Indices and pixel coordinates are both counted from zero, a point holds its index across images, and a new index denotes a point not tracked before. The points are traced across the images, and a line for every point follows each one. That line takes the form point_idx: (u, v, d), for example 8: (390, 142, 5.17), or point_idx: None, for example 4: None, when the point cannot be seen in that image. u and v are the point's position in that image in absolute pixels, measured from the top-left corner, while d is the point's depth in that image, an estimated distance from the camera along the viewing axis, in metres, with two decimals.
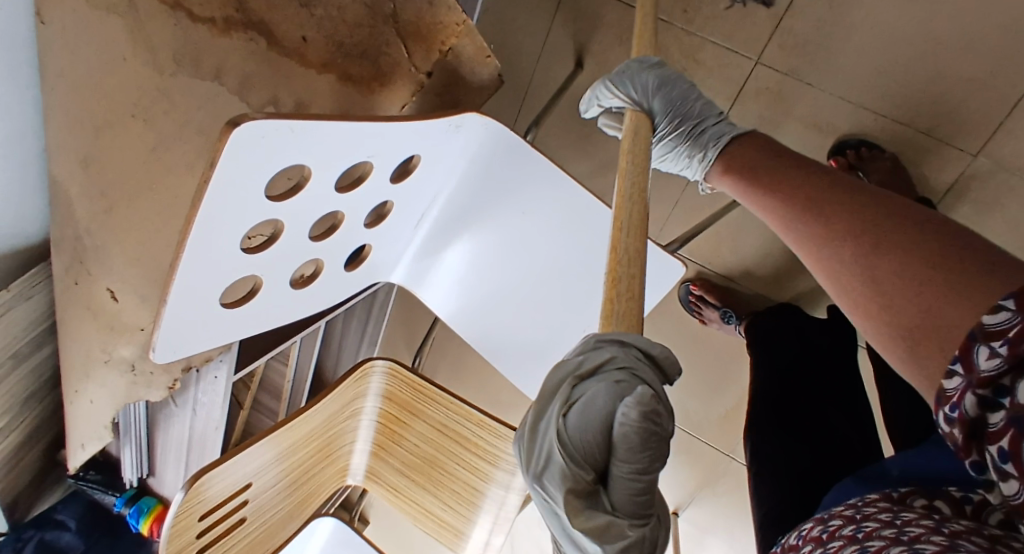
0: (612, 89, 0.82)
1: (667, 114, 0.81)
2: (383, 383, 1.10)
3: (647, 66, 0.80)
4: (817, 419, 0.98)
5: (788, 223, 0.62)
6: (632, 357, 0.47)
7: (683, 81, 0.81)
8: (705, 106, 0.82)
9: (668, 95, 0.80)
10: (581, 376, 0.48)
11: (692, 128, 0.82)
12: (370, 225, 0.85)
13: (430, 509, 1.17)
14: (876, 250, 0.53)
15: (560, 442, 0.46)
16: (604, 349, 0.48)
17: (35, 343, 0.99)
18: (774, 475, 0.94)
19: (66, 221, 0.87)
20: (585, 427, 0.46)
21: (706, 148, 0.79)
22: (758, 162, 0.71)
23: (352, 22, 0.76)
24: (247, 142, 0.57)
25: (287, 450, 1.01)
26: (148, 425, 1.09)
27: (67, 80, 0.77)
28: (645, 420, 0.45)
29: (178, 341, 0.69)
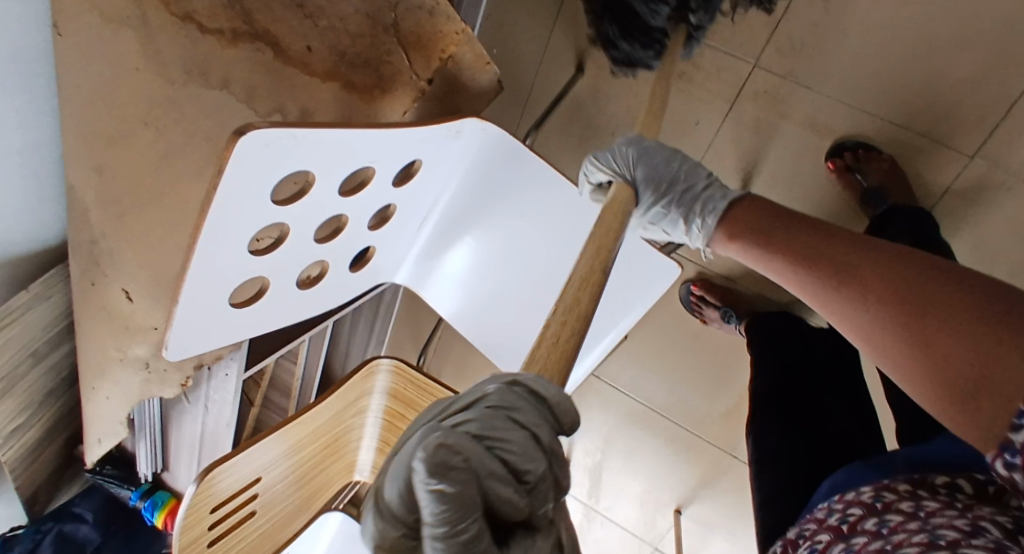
0: (596, 166, 0.84)
1: (653, 185, 0.83)
2: (389, 381, 1.13)
3: (626, 144, 0.84)
4: (819, 416, 0.99)
5: (810, 287, 0.61)
6: (501, 398, 0.42)
7: (662, 151, 0.84)
8: (690, 171, 0.84)
9: (651, 167, 0.83)
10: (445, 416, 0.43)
11: (682, 194, 0.82)
12: (373, 228, 0.88)
13: None
14: (913, 306, 0.51)
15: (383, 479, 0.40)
16: (480, 388, 0.44)
17: (54, 342, 1.03)
18: (776, 469, 0.94)
19: (83, 225, 0.90)
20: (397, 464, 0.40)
21: (705, 214, 0.79)
22: (768, 221, 0.70)
23: (355, 33, 0.78)
24: (252, 150, 0.60)
25: (296, 446, 1.04)
26: (162, 422, 1.12)
27: (84, 90, 0.80)
28: (461, 442, 0.38)
29: (189, 340, 0.72)
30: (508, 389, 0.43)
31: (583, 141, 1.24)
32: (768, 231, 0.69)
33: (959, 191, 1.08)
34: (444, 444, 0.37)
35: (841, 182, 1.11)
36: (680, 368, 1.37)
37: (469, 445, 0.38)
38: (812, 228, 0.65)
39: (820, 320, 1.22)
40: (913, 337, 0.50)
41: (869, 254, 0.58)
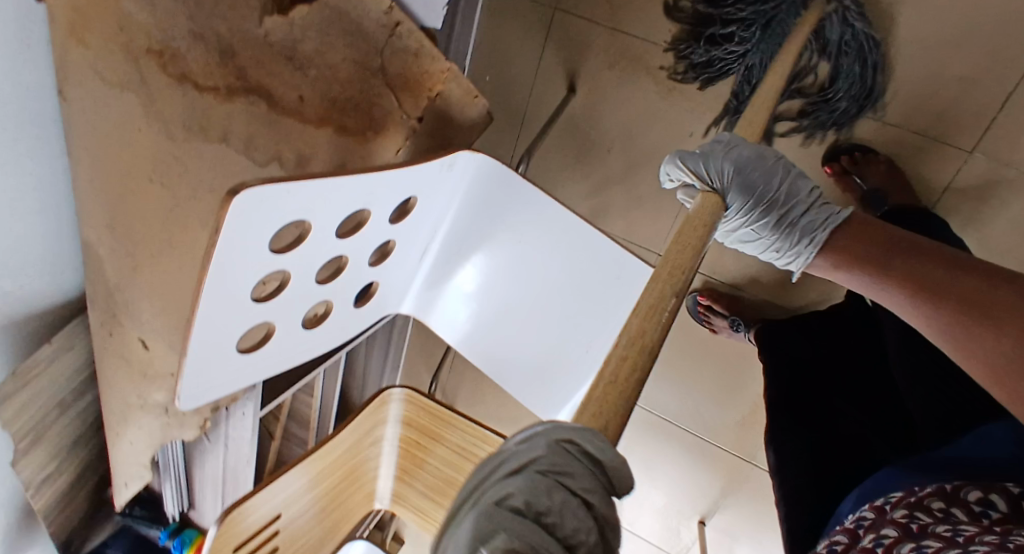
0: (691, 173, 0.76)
1: (753, 201, 0.78)
2: (402, 409, 1.15)
3: (729, 153, 0.75)
4: (836, 422, 0.97)
5: (932, 322, 0.61)
6: (547, 461, 0.41)
7: (767, 164, 0.78)
8: (793, 188, 0.79)
9: (753, 181, 0.76)
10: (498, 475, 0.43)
11: (780, 214, 0.78)
12: (375, 263, 0.90)
13: None
14: None
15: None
16: (533, 446, 0.42)
17: (78, 391, 1.06)
18: (801, 485, 0.90)
19: (98, 277, 0.94)
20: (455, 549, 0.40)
21: (803, 242, 0.77)
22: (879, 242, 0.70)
23: (344, 79, 0.81)
24: (247, 206, 0.63)
25: (314, 480, 1.06)
26: (185, 462, 1.15)
27: (93, 150, 0.84)
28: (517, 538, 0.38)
29: (200, 386, 0.74)
30: (557, 449, 0.41)
31: (581, 160, 1.25)
32: (880, 256, 0.68)
33: (962, 188, 1.07)
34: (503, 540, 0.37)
35: (836, 184, 1.13)
36: (693, 377, 1.36)
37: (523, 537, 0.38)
38: (925, 252, 0.65)
39: None
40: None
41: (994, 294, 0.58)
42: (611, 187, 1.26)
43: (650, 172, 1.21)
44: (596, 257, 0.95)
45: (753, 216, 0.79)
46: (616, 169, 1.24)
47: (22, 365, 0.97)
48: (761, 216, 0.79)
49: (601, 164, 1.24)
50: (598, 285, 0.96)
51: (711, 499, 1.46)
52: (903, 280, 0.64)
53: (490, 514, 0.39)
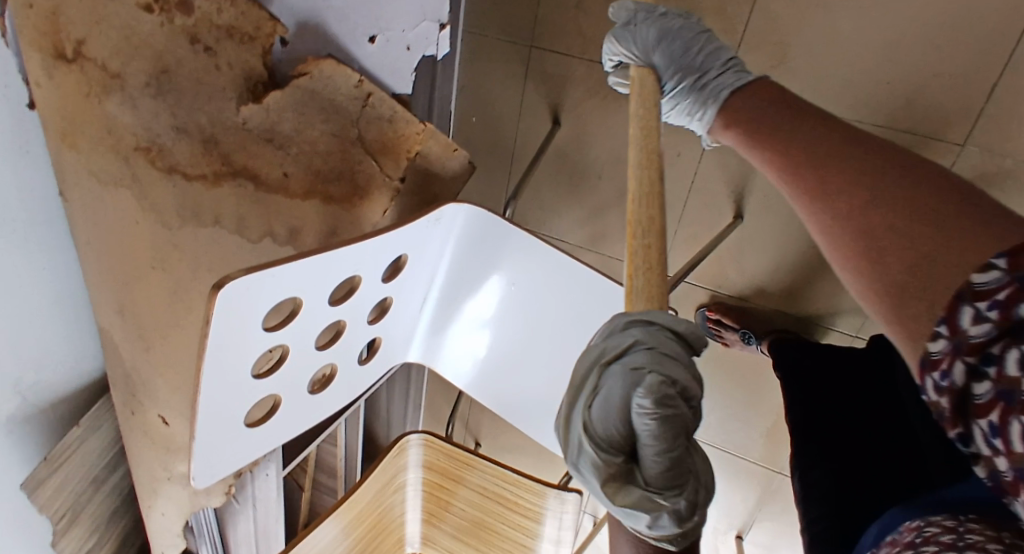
0: (617, 45, 0.85)
1: (670, 65, 0.84)
2: (422, 454, 1.16)
3: (648, 23, 0.84)
4: (857, 441, 0.94)
5: (786, 176, 0.68)
6: (652, 342, 0.53)
7: (685, 33, 0.85)
8: (710, 53, 0.84)
9: (673, 47, 0.84)
10: (609, 360, 0.54)
11: (695, 78, 0.84)
12: (374, 320, 0.92)
13: None
14: (870, 204, 0.59)
15: (587, 432, 0.51)
16: (630, 334, 0.54)
17: (110, 467, 1.11)
18: (823, 515, 0.88)
19: (115, 360, 0.98)
20: (602, 415, 0.51)
21: (708, 101, 0.82)
22: (764, 112, 0.75)
23: (325, 151, 0.84)
24: (235, 295, 0.65)
25: (343, 534, 1.08)
26: (218, 524, 1.18)
27: (97, 244, 0.88)
28: (659, 397, 0.50)
29: (211, 464, 0.77)
30: (651, 331, 0.54)
31: (574, 190, 1.26)
32: (760, 121, 0.74)
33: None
34: (657, 391, 0.51)
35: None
36: (711, 392, 1.36)
37: (666, 392, 0.51)
38: (798, 112, 0.71)
39: (844, 326, 1.19)
40: (860, 231, 0.59)
41: (846, 153, 0.64)
42: (607, 212, 1.26)
43: None
44: (591, 292, 0.96)
45: (676, 85, 0.85)
46: (609, 194, 1.25)
47: (54, 450, 1.02)
48: (682, 82, 0.84)
49: (595, 191, 1.25)
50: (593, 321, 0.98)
51: (744, 511, 1.45)
52: (769, 142, 0.71)
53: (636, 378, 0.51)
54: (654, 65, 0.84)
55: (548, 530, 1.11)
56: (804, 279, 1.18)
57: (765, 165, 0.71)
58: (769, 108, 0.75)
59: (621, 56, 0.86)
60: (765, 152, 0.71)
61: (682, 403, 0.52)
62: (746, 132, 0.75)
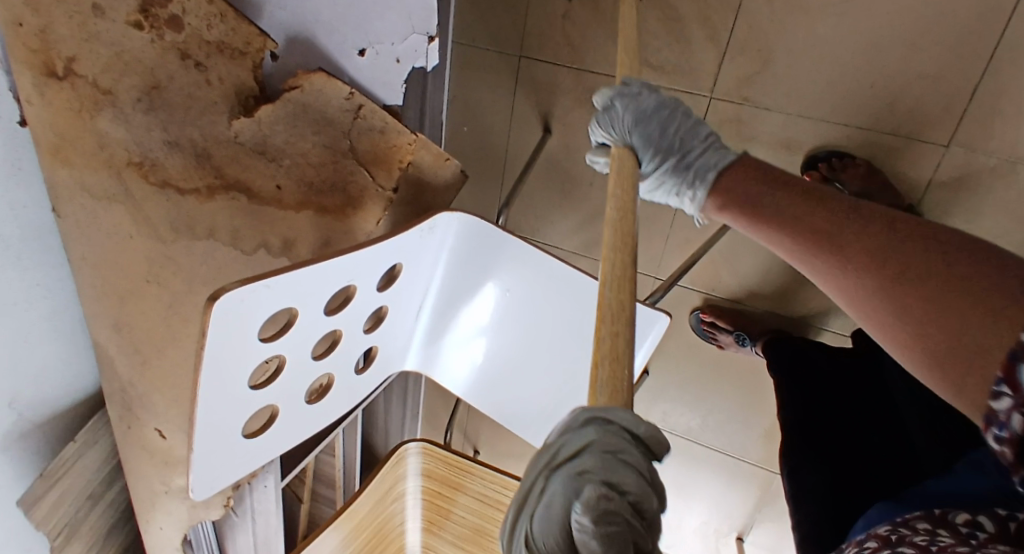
0: (598, 127, 0.83)
1: (650, 146, 0.81)
2: (421, 463, 1.16)
3: (623, 98, 0.79)
4: (850, 441, 0.95)
5: (801, 254, 0.65)
6: (607, 447, 0.45)
7: (663, 111, 0.80)
8: (688, 131, 0.81)
9: (651, 128, 0.80)
10: (556, 462, 0.46)
11: (676, 158, 0.80)
12: (370, 329, 0.92)
13: None
14: (897, 279, 0.57)
15: (527, 545, 0.45)
16: (584, 432, 0.46)
17: (107, 482, 1.11)
18: (818, 519, 0.88)
19: (112, 376, 0.98)
20: (542, 528, 0.44)
21: (693, 184, 0.78)
22: (754, 187, 0.72)
23: (317, 163, 0.85)
24: (231, 307, 0.66)
25: (343, 543, 1.08)
26: (218, 537, 1.17)
27: (90, 260, 0.88)
28: (602, 509, 0.43)
29: (211, 476, 0.77)
30: (606, 433, 0.46)
31: (566, 196, 1.27)
32: (753, 196, 0.72)
33: (942, 181, 1.06)
34: (601, 499, 0.43)
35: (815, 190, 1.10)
36: (708, 395, 1.36)
37: (614, 506, 0.43)
38: (795, 184, 0.69)
39: (836, 327, 1.20)
40: (899, 310, 0.56)
41: (857, 225, 0.62)
42: (599, 218, 1.27)
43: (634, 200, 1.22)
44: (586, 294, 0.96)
45: (659, 166, 0.81)
46: (601, 200, 1.26)
47: (51, 466, 1.02)
48: (665, 163, 0.81)
49: (587, 197, 1.26)
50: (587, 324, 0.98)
51: (744, 512, 1.45)
52: (772, 220, 0.68)
53: (582, 484, 0.44)
54: (633, 146, 0.81)
55: None
56: (796, 281, 1.19)
57: (774, 244, 0.68)
58: (761, 180, 0.72)
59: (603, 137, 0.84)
60: (771, 230, 0.68)
61: (630, 523, 0.44)
62: (740, 209, 0.72)
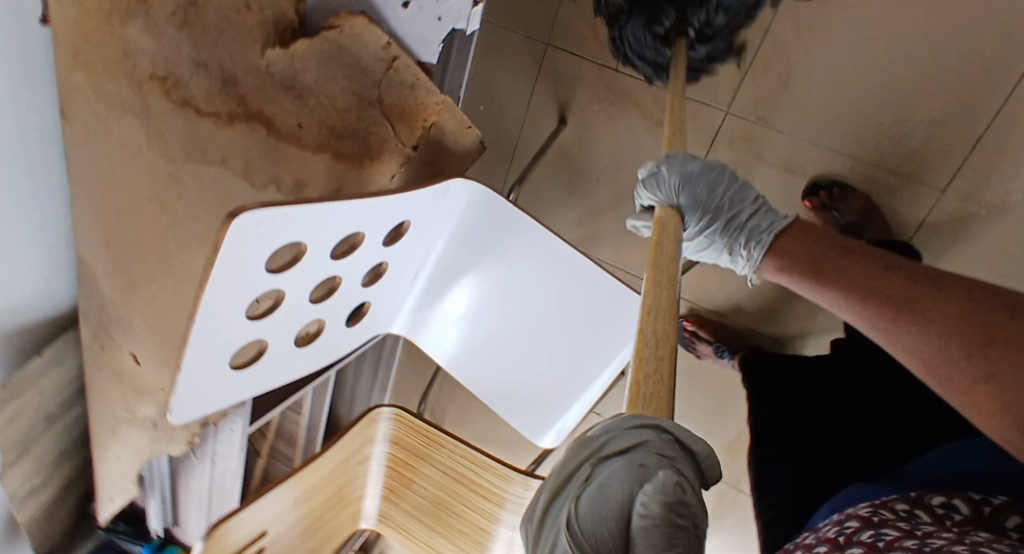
0: (646, 192, 0.85)
1: (698, 208, 0.87)
2: (390, 429, 1.15)
3: (676, 168, 0.82)
4: (821, 434, 0.96)
5: (875, 321, 0.64)
6: (660, 448, 0.48)
7: (710, 175, 0.85)
8: (736, 195, 0.87)
9: (700, 190, 0.85)
10: (602, 455, 0.49)
11: (724, 218, 0.87)
12: (367, 284, 0.92)
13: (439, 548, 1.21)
14: (984, 346, 0.55)
15: (569, 527, 0.46)
16: (638, 432, 0.48)
17: (67, 404, 1.08)
18: (787, 499, 0.90)
19: (93, 294, 0.96)
20: (588, 514, 0.46)
21: (747, 243, 0.84)
22: (824, 255, 0.73)
23: (341, 108, 0.84)
24: (245, 229, 0.65)
25: (300, 498, 1.07)
26: (171, 477, 1.15)
27: (93, 171, 0.87)
28: (661, 504, 0.45)
29: (193, 401, 0.76)
30: (658, 437, 0.48)
31: (570, 189, 1.29)
32: (826, 262, 0.71)
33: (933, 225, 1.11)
34: (662, 494, 0.45)
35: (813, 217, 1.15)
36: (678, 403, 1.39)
37: (672, 505, 0.45)
38: (871, 256, 0.69)
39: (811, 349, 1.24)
40: (985, 375, 0.53)
41: (937, 294, 0.61)
42: (600, 215, 1.29)
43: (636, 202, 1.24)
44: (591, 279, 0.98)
45: (708, 226, 0.88)
46: (604, 198, 1.27)
47: (13, 378, 0.99)
48: (714, 223, 0.87)
49: (590, 194, 1.28)
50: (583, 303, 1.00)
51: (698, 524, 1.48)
52: (845, 284, 0.67)
53: (635, 477, 0.47)
54: (681, 207, 0.85)
55: (509, 516, 1.11)
56: (780, 301, 1.22)
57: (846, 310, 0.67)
58: (831, 249, 0.73)
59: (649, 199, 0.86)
60: (844, 294, 0.67)
61: (681, 525, 0.45)
62: (809, 273, 0.72)
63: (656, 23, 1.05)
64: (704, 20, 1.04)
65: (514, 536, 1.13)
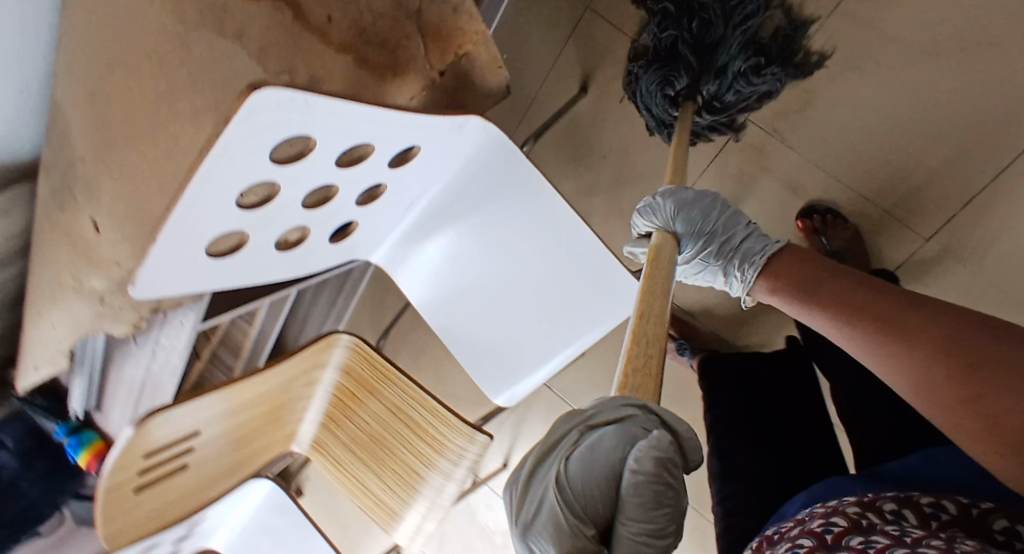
0: (641, 220, 0.90)
1: (691, 234, 0.88)
2: (345, 357, 1.12)
3: (666, 196, 0.86)
4: (788, 434, 0.98)
5: (859, 345, 0.64)
6: (647, 423, 0.58)
7: (702, 202, 0.87)
8: (729, 220, 0.87)
9: (693, 216, 0.86)
10: (587, 425, 0.61)
11: (716, 244, 0.87)
12: (361, 203, 0.88)
13: (370, 489, 1.18)
14: (972, 372, 0.55)
15: (558, 485, 0.58)
16: (626, 410, 0.59)
17: (6, 259, 1.00)
18: (747, 490, 0.92)
19: (65, 148, 0.89)
20: (576, 475, 0.59)
21: (739, 265, 0.84)
22: (812, 276, 0.72)
23: (378, 13, 0.80)
24: (263, 107, 0.61)
25: (237, 407, 1.02)
26: (104, 359, 1.09)
27: (96, 16, 0.80)
28: (655, 469, 0.57)
29: (160, 278, 0.72)
30: (642, 415, 0.59)
31: (574, 159, 1.27)
32: (815, 282, 0.71)
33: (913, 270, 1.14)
34: (653, 461, 0.57)
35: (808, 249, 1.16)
36: None
37: (662, 476, 0.57)
38: (856, 274, 0.69)
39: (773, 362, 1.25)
40: (978, 402, 0.54)
41: (921, 315, 0.61)
42: (598, 194, 1.27)
43: (636, 188, 1.24)
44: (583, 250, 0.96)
45: (700, 250, 0.88)
46: (607, 177, 1.26)
47: None
48: (706, 248, 0.88)
49: (593, 170, 1.26)
50: (571, 270, 0.99)
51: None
52: (833, 306, 0.67)
53: (627, 448, 0.58)
54: (676, 234, 0.87)
55: (446, 465, 1.10)
56: (752, 313, 1.24)
57: (833, 332, 0.67)
58: (819, 268, 0.72)
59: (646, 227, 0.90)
60: (830, 318, 0.67)
61: (667, 485, 0.58)
62: (799, 295, 0.72)
63: (669, 84, 1.05)
64: (714, 92, 1.05)
65: (446, 486, 1.13)
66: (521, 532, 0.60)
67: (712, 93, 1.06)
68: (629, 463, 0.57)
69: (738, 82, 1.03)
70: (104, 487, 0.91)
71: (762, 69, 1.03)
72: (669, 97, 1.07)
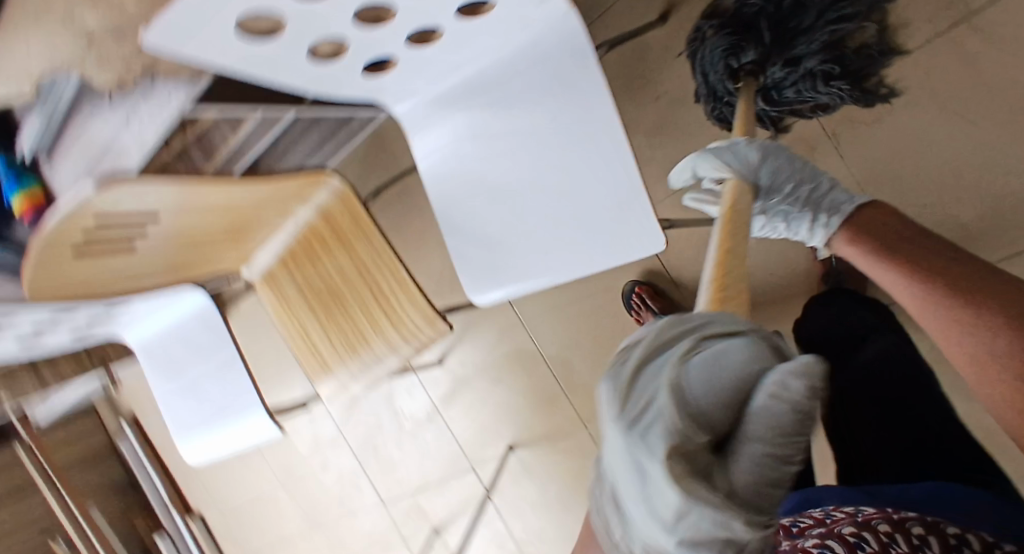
0: (717, 162, 0.83)
1: (774, 181, 0.85)
2: (326, 198, 1.05)
3: (755, 141, 0.83)
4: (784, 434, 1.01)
5: (929, 306, 0.64)
6: (763, 349, 0.56)
7: (786, 153, 0.85)
8: (811, 172, 0.86)
9: (777, 164, 0.84)
10: (706, 338, 0.57)
11: (801, 192, 0.84)
12: (411, 42, 0.79)
13: (310, 333, 1.15)
14: None
15: (677, 383, 0.54)
16: (745, 329, 0.59)
17: None
18: None
19: None
20: (699, 383, 0.54)
21: (828, 213, 0.81)
22: (895, 231, 0.72)
23: None
24: None
25: (193, 209, 0.91)
26: (67, 109, 0.97)
27: None
28: (804, 391, 0.51)
29: (182, 34, 0.63)
30: (760, 341, 0.57)
31: (627, 91, 1.24)
32: (895, 239, 0.71)
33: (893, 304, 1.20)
34: (801, 381, 0.51)
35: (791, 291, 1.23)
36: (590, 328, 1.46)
37: (806, 406, 0.52)
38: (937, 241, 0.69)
39: None
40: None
41: (1000, 287, 0.61)
42: (635, 131, 1.25)
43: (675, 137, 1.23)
44: (607, 164, 0.91)
45: (784, 199, 0.85)
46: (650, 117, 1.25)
47: None
48: (789, 197, 0.85)
49: (641, 104, 1.25)
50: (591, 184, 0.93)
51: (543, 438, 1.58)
52: (907, 266, 0.67)
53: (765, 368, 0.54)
54: (757, 182, 0.84)
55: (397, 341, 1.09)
56: None
57: (902, 291, 0.67)
58: (902, 228, 0.72)
59: (721, 171, 0.84)
60: (902, 278, 0.67)
61: (803, 415, 0.52)
62: (875, 249, 0.72)
63: (734, 55, 1.00)
64: (777, 80, 1.02)
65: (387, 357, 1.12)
66: (622, 425, 0.54)
67: (771, 81, 1.03)
68: (774, 381, 0.52)
69: (799, 81, 1.01)
70: (32, 246, 0.80)
71: (831, 79, 1.00)
72: (730, 69, 1.02)
